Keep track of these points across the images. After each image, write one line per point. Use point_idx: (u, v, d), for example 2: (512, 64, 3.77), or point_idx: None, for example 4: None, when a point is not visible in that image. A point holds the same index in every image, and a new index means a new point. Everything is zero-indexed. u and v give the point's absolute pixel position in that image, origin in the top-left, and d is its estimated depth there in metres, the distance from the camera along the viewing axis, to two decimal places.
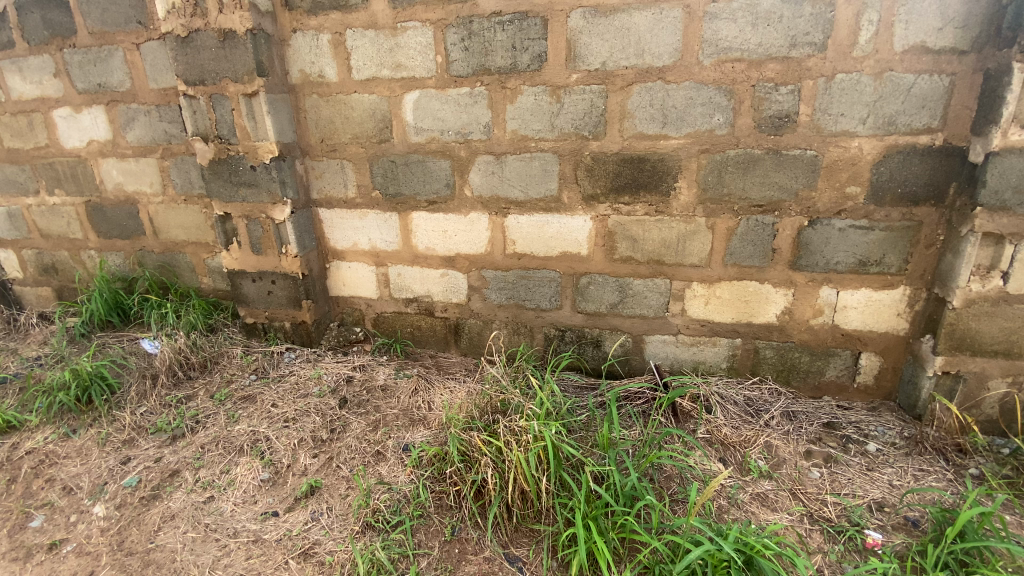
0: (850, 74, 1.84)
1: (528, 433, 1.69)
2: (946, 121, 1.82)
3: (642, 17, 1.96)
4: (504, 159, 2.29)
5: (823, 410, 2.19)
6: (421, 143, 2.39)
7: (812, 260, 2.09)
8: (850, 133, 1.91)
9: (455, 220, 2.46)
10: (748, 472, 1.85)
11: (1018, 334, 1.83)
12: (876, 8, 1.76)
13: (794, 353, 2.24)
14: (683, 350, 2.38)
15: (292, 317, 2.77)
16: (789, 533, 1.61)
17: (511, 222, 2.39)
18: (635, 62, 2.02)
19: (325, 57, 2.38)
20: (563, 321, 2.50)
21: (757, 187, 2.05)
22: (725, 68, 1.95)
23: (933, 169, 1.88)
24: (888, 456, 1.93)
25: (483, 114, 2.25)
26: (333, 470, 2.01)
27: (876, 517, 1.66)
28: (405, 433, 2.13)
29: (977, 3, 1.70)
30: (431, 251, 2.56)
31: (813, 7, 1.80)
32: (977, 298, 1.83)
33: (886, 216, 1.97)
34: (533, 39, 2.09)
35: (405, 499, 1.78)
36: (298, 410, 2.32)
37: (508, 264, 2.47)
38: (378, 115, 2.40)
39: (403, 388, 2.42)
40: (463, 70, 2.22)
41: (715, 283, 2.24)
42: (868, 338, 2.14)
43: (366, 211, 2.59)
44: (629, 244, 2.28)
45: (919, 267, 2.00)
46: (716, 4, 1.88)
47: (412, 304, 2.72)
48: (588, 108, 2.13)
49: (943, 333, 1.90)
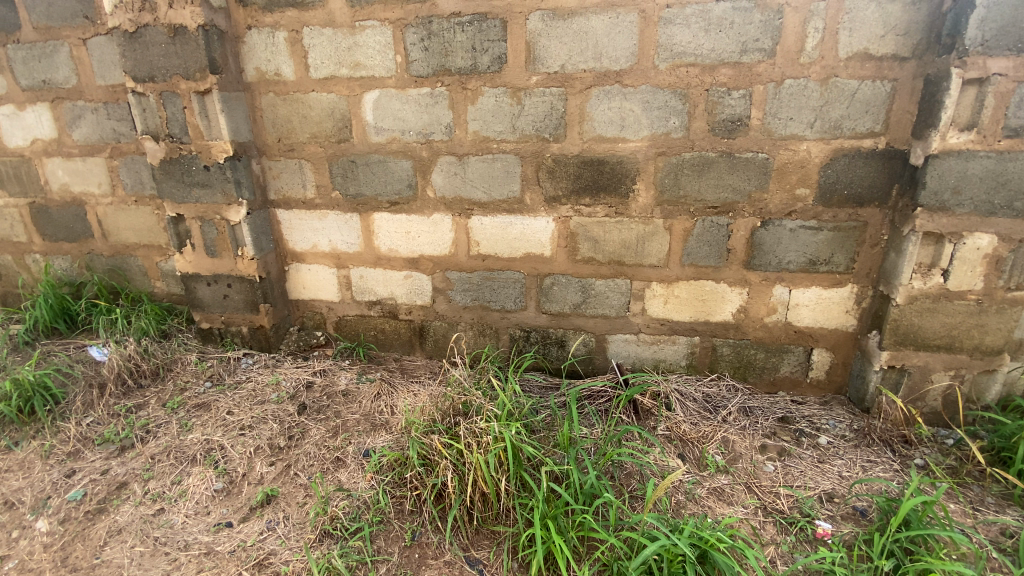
0: (798, 80, 1.91)
1: (488, 435, 1.69)
2: (888, 125, 1.90)
3: (600, 22, 1.99)
4: (466, 160, 2.29)
5: (778, 405, 2.25)
6: (382, 143, 2.35)
7: (765, 260, 2.16)
8: (799, 137, 1.97)
9: (418, 221, 2.44)
10: (706, 467, 1.89)
11: (957, 328, 1.92)
12: (821, 17, 1.83)
13: (750, 350, 2.31)
14: (645, 348, 2.42)
15: (250, 321, 2.69)
16: (744, 526, 1.65)
17: (474, 224, 2.38)
18: (594, 65, 2.05)
19: (282, 55, 2.33)
20: (527, 321, 2.50)
21: (713, 189, 2.10)
22: (680, 73, 1.99)
23: (877, 172, 1.96)
24: (838, 448, 2.00)
25: (444, 114, 2.24)
26: (291, 478, 1.96)
27: (825, 508, 1.72)
28: (366, 439, 2.09)
29: (916, 12, 1.78)
30: (394, 252, 2.53)
31: (763, 14, 1.86)
32: (919, 295, 1.91)
33: (833, 217, 2.05)
34: (492, 41, 2.10)
35: (364, 505, 1.75)
36: (254, 418, 2.25)
37: (471, 266, 2.46)
38: (337, 114, 2.36)
39: (365, 392, 2.37)
40: (423, 70, 2.20)
41: (673, 282, 2.28)
42: (819, 335, 2.22)
43: (326, 212, 2.54)
44: (590, 245, 2.30)
45: (865, 266, 2.08)
46: (670, 9, 1.92)
47: (375, 307, 2.68)
48: (548, 110, 2.14)
49: (888, 329, 1.98)
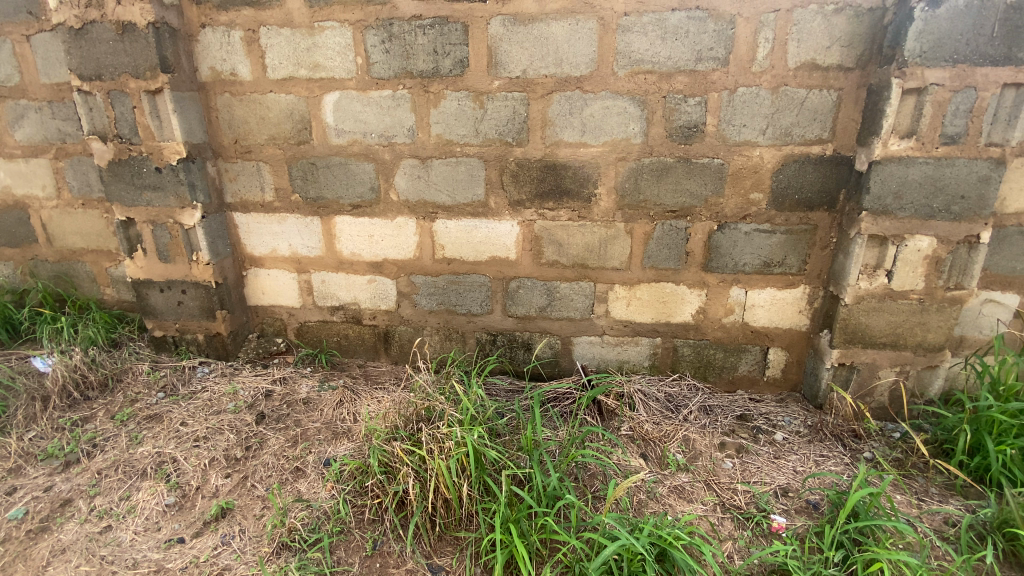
0: (750, 88, 1.97)
1: (450, 440, 1.67)
2: (835, 133, 1.98)
3: (560, 28, 2.01)
4: (429, 164, 2.27)
5: (737, 403, 2.31)
6: (343, 145, 2.32)
7: (723, 262, 2.21)
8: (752, 143, 2.04)
9: (381, 225, 2.41)
10: (667, 466, 1.93)
11: (901, 327, 2.02)
12: (771, 28, 1.90)
13: (710, 350, 2.36)
14: (609, 350, 2.45)
15: (206, 328, 2.60)
16: (703, 522, 1.69)
17: (439, 227, 2.37)
18: (555, 71, 2.07)
19: (237, 55, 2.27)
20: (493, 325, 2.50)
21: (671, 194, 2.15)
22: (639, 79, 2.03)
23: (825, 177, 2.04)
24: (793, 444, 2.06)
25: (406, 117, 2.22)
26: (248, 490, 1.90)
27: (781, 502, 1.77)
28: (327, 447, 2.04)
29: (859, 24, 1.86)
30: (357, 257, 2.49)
31: (716, 24, 1.92)
32: (866, 295, 2.00)
33: (786, 221, 2.12)
34: (454, 44, 2.09)
35: (325, 516, 1.71)
36: (209, 429, 2.17)
37: (436, 270, 2.44)
38: (296, 116, 2.31)
39: (327, 400, 2.32)
40: (384, 72, 2.18)
41: (635, 285, 2.32)
42: (774, 334, 2.29)
43: (286, 216, 2.48)
44: (554, 248, 2.31)
45: (816, 267, 2.16)
46: (628, 17, 1.96)
47: (337, 312, 2.62)
48: (511, 115, 2.15)
49: (838, 327, 2.06)
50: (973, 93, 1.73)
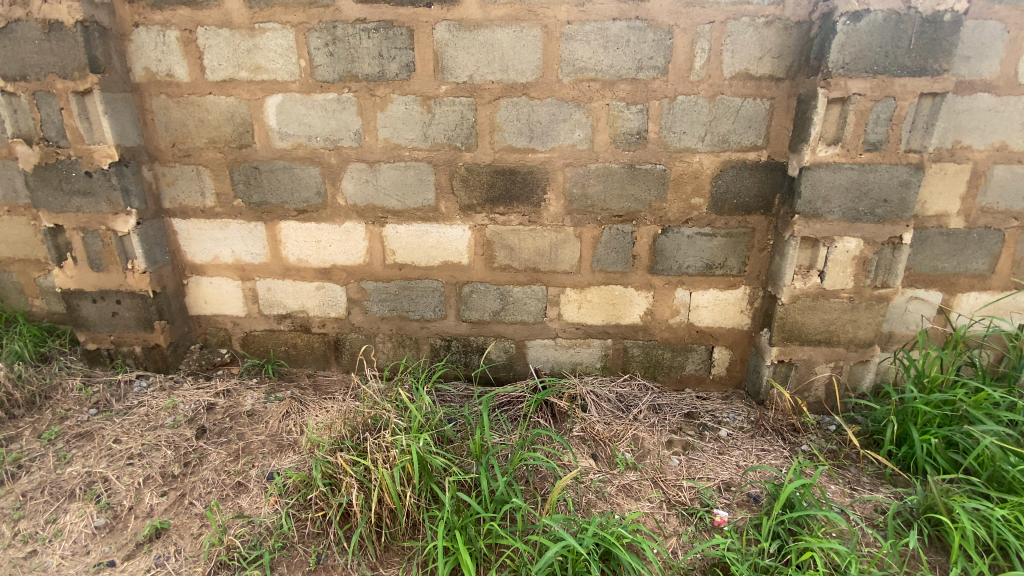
0: (688, 97, 2.04)
1: (395, 449, 1.65)
2: (768, 140, 2.07)
3: (505, 35, 2.03)
4: (377, 168, 2.24)
5: (685, 401, 2.38)
6: (287, 149, 2.26)
7: (668, 265, 2.27)
8: (692, 150, 2.11)
9: (329, 230, 2.36)
10: (616, 465, 1.96)
11: (834, 324, 2.12)
12: (706, 39, 1.97)
13: (658, 350, 2.42)
14: (562, 353, 2.47)
15: (143, 340, 2.48)
16: (648, 520, 1.73)
17: (389, 232, 2.34)
18: (501, 77, 2.08)
19: (173, 56, 2.19)
20: (447, 330, 2.48)
21: (617, 198, 2.20)
22: (583, 87, 2.07)
23: (761, 182, 2.13)
24: (737, 439, 2.13)
25: (352, 120, 2.19)
26: (185, 508, 1.82)
27: (723, 496, 1.82)
28: (271, 461, 1.98)
29: (788, 37, 1.96)
30: (304, 263, 2.43)
31: (655, 34, 1.98)
32: (800, 294, 2.09)
33: (726, 224, 2.20)
34: (400, 48, 2.08)
35: (266, 532, 1.65)
36: (145, 445, 2.06)
37: (387, 276, 2.41)
38: (238, 119, 2.24)
39: (273, 411, 2.25)
40: (329, 75, 2.14)
41: (585, 288, 2.35)
42: (718, 333, 2.37)
43: (228, 222, 2.40)
44: (506, 252, 2.32)
45: (755, 268, 2.25)
46: (571, 25, 1.99)
47: (284, 321, 2.55)
48: (459, 120, 2.15)
49: (776, 326, 2.15)
50: (893, 102, 1.83)
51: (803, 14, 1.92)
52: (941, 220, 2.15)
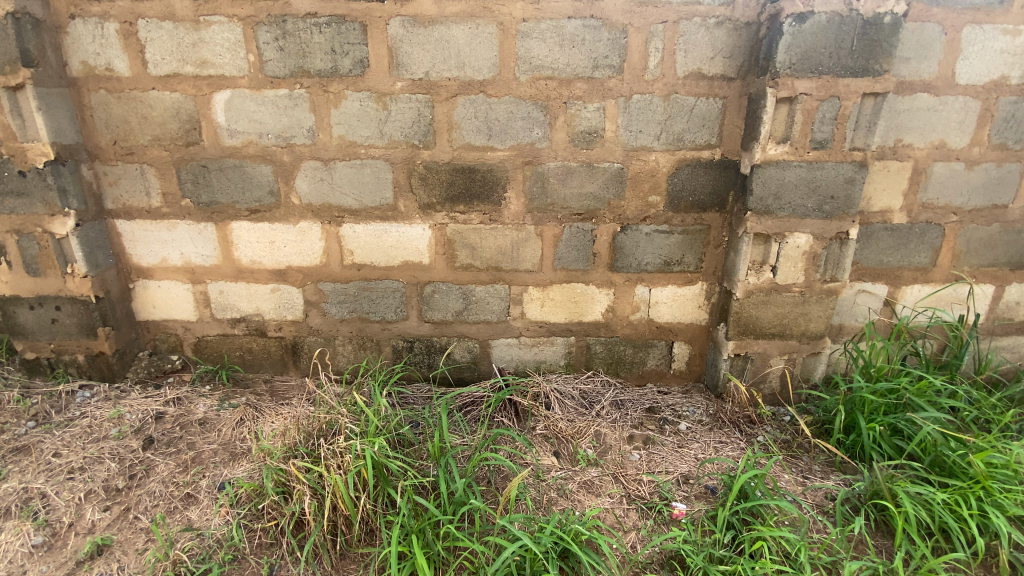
0: (643, 96, 2.06)
1: (349, 454, 1.61)
2: (722, 139, 2.11)
3: (460, 31, 2.00)
4: (332, 166, 2.19)
5: (646, 396, 2.41)
6: (237, 147, 2.18)
7: (627, 262, 2.30)
8: (648, 148, 2.13)
9: (283, 230, 2.29)
10: (578, 462, 1.96)
11: (787, 318, 2.18)
12: (660, 38, 1.99)
13: (620, 346, 2.44)
14: (526, 351, 2.47)
15: (86, 348, 2.36)
16: (609, 515, 1.74)
17: (346, 231, 2.28)
18: (457, 74, 2.06)
19: (113, 49, 2.08)
20: (409, 331, 2.44)
21: (577, 197, 2.21)
22: (540, 85, 2.07)
23: (715, 180, 2.17)
24: (696, 433, 2.17)
25: (305, 117, 2.13)
26: (130, 523, 1.74)
27: (682, 489, 1.85)
28: (222, 470, 1.91)
29: (739, 37, 2.00)
30: (257, 265, 2.35)
31: (610, 33, 1.99)
32: (754, 289, 2.14)
33: (682, 221, 2.23)
34: (352, 44, 2.03)
35: (216, 544, 1.59)
36: (86, 458, 1.96)
37: (345, 276, 2.35)
38: (184, 115, 2.15)
39: (226, 419, 2.16)
40: (279, 71, 2.08)
41: (547, 286, 2.35)
42: (678, 329, 2.41)
43: (175, 222, 2.30)
44: (467, 251, 2.30)
45: (711, 264, 2.29)
46: (526, 23, 1.99)
47: (238, 325, 2.47)
48: (415, 117, 2.12)
49: (732, 321, 2.19)
50: (837, 102, 1.89)
51: (752, 15, 1.97)
52: (886, 216, 2.24)
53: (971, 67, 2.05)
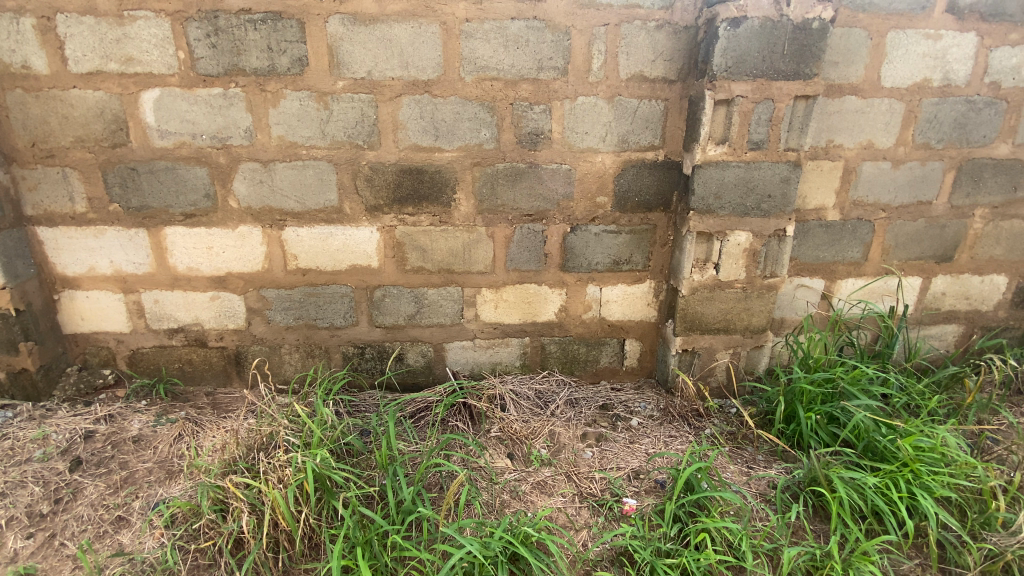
0: (588, 98, 2.09)
1: (290, 467, 1.56)
2: (665, 140, 2.16)
3: (403, 30, 1.97)
4: (272, 168, 2.11)
5: (600, 394, 2.43)
6: (169, 148, 2.08)
7: (578, 262, 2.32)
8: (594, 150, 2.16)
9: (222, 235, 2.19)
10: (531, 463, 1.97)
11: (731, 313, 2.24)
12: (602, 41, 2.02)
13: (573, 345, 2.46)
14: (480, 353, 2.45)
15: (7, 365, 2.19)
16: (560, 515, 1.76)
17: (289, 235, 2.21)
18: (401, 74, 2.02)
19: (28, 45, 1.94)
20: (360, 337, 2.38)
21: (526, 198, 2.21)
22: (485, 85, 2.05)
23: (659, 180, 2.21)
24: (647, 428, 2.21)
25: (241, 117, 2.05)
26: (55, 550, 1.63)
27: (632, 485, 1.88)
28: (158, 489, 1.81)
29: (678, 41, 2.04)
30: (195, 271, 2.24)
31: (553, 35, 2.00)
32: (699, 286, 2.20)
33: (630, 221, 2.27)
34: (290, 41, 1.97)
35: (150, 568, 1.51)
36: (7, 483, 1.81)
37: (290, 282, 2.28)
38: (109, 115, 2.03)
39: (163, 435, 2.06)
40: (212, 69, 1.99)
41: (500, 288, 2.35)
42: (628, 326, 2.44)
43: (103, 229, 2.17)
44: (417, 254, 2.27)
45: (658, 262, 2.34)
46: (470, 23, 1.97)
47: (176, 335, 2.35)
48: (358, 117, 2.07)
49: (679, 317, 2.25)
50: (771, 104, 1.96)
51: (690, 19, 2.02)
52: (820, 213, 2.34)
53: (895, 70, 2.16)
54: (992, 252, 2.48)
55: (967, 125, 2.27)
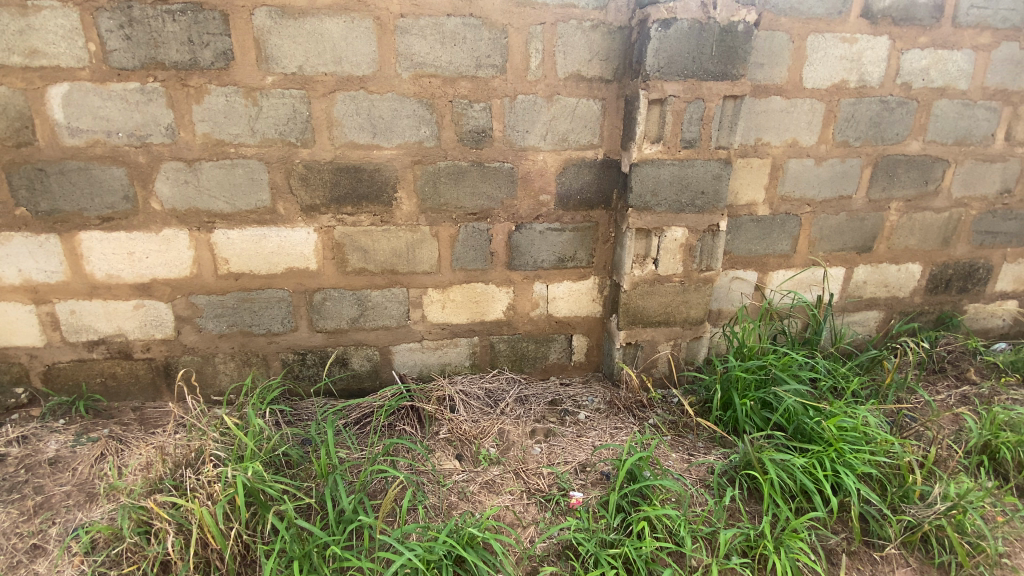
0: (527, 96, 2.09)
1: (220, 482, 1.49)
2: (603, 139, 2.20)
3: (334, 25, 1.91)
4: (198, 167, 2.00)
5: (549, 390, 2.46)
6: (81, 147, 1.93)
7: (523, 260, 2.33)
8: (535, 148, 2.17)
9: (144, 240, 2.06)
10: (479, 463, 1.96)
11: (671, 306, 2.32)
12: (540, 40, 2.03)
13: (522, 343, 2.47)
14: (429, 354, 2.42)
15: None
16: (508, 513, 1.76)
17: (218, 238, 2.10)
18: (334, 69, 1.96)
19: None
20: (301, 342, 2.30)
21: (470, 197, 2.20)
22: (423, 82, 2.02)
23: (600, 178, 2.25)
24: (594, 421, 2.25)
25: (162, 114, 1.93)
26: None
27: (579, 478, 1.91)
28: (78, 513, 1.69)
29: (614, 41, 2.08)
30: (115, 279, 2.10)
31: (490, 32, 2.00)
32: (640, 280, 2.26)
33: (573, 219, 2.30)
34: (213, 34, 1.87)
35: None
36: None
37: (222, 287, 2.17)
38: (11, 112, 1.86)
39: (83, 455, 1.92)
40: (127, 62, 1.86)
41: (447, 288, 2.32)
42: (575, 322, 2.48)
43: (8, 235, 2.00)
44: (359, 255, 2.21)
45: (601, 259, 2.38)
46: (405, 19, 1.94)
47: (97, 348, 2.20)
48: (291, 114, 1.99)
49: (623, 312, 2.30)
50: (702, 104, 2.03)
51: (624, 20, 2.06)
52: (752, 208, 2.45)
53: (816, 72, 2.29)
54: (907, 242, 2.67)
55: (882, 123, 2.43)
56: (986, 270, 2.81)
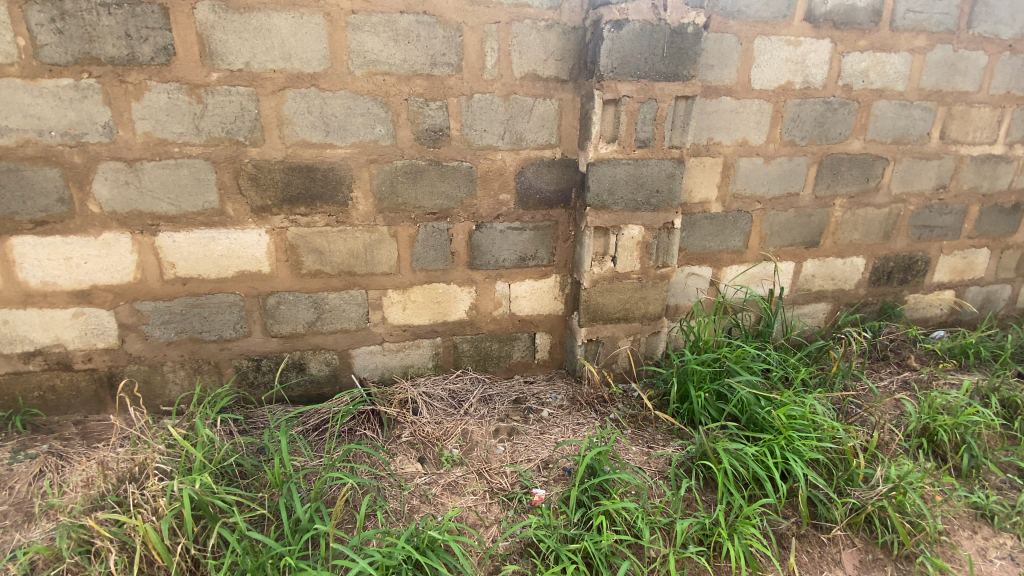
0: (484, 95, 2.09)
1: (165, 497, 1.44)
2: (561, 138, 2.22)
3: (282, 20, 1.86)
4: (139, 168, 1.92)
5: (513, 389, 2.46)
6: (10, 147, 1.82)
7: (484, 260, 2.32)
8: (493, 147, 2.17)
9: (83, 244, 1.96)
10: (442, 464, 1.96)
11: (630, 303, 2.36)
12: (495, 39, 2.03)
13: (485, 342, 2.46)
14: (390, 357, 2.39)
15: None
16: (471, 513, 1.76)
17: (164, 242, 2.01)
18: (283, 66, 1.91)
19: None
20: (256, 348, 2.24)
21: (428, 196, 2.18)
22: (377, 80, 1.99)
23: (559, 177, 2.27)
24: (557, 418, 2.27)
25: (98, 111, 1.83)
26: None
27: (541, 475, 1.92)
28: (14, 535, 1.59)
29: (569, 41, 2.10)
30: (51, 286, 1.99)
31: (444, 31, 1.98)
32: (599, 278, 2.29)
33: (533, 218, 2.31)
34: (153, 28, 1.79)
35: None
36: None
37: (169, 293, 2.08)
38: None
39: (20, 474, 1.81)
40: (59, 57, 1.76)
41: (407, 289, 2.30)
42: (537, 320, 2.49)
43: None
44: (315, 257, 2.16)
45: (562, 257, 2.40)
46: (356, 16, 1.90)
47: (34, 359, 2.07)
48: (238, 112, 1.93)
49: (583, 309, 2.32)
50: (655, 104, 2.07)
51: (578, 20, 2.08)
52: (705, 206, 2.52)
53: (763, 73, 2.37)
54: (851, 236, 2.80)
55: (826, 123, 2.54)
56: (924, 262, 2.97)
